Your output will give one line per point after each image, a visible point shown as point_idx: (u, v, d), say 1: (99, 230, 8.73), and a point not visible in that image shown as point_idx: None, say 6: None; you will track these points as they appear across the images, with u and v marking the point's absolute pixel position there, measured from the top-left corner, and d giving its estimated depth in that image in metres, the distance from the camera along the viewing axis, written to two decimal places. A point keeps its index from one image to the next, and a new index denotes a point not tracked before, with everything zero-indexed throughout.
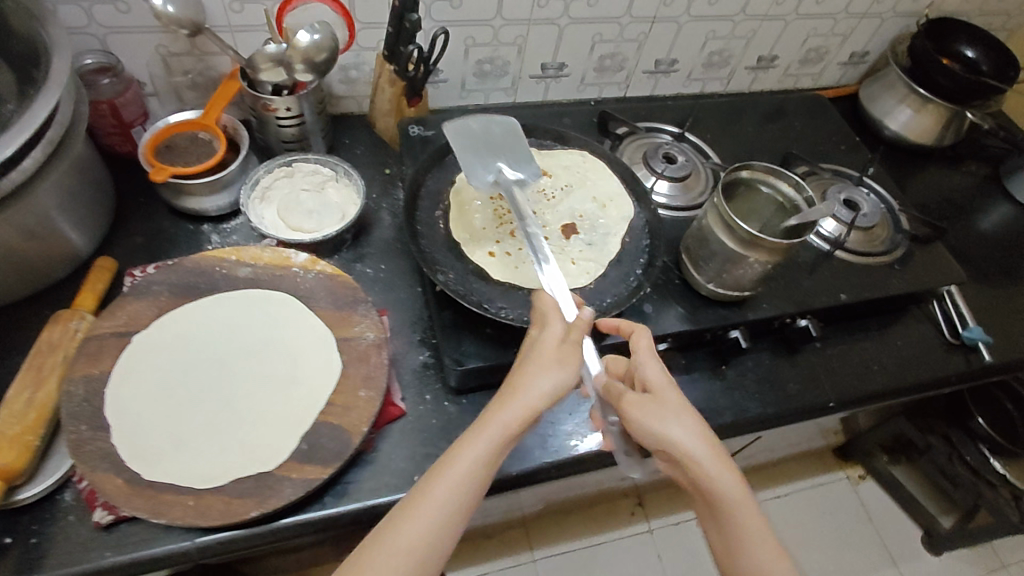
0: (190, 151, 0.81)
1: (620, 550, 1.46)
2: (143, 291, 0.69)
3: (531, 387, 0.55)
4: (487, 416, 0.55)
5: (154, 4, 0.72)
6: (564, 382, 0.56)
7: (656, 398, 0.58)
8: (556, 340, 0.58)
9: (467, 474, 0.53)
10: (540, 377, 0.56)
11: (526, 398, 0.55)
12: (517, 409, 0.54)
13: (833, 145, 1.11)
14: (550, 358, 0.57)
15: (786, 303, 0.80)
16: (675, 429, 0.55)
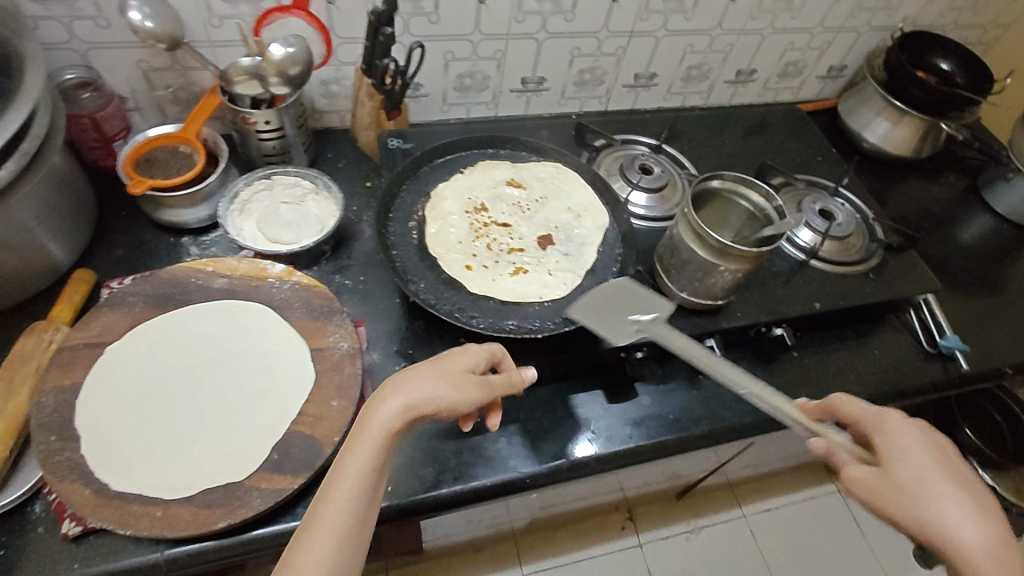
0: (170, 165, 0.82)
1: (609, 564, 1.45)
2: (118, 302, 0.70)
3: (406, 389, 0.54)
4: (368, 420, 0.52)
5: (133, 19, 0.73)
6: (455, 388, 0.56)
7: (895, 468, 0.56)
8: (452, 354, 0.59)
9: (356, 484, 0.50)
10: (429, 381, 0.55)
11: (410, 398, 0.54)
12: (401, 409, 0.53)
13: (813, 157, 1.12)
14: (442, 366, 0.57)
15: (760, 311, 0.81)
16: (930, 496, 0.54)
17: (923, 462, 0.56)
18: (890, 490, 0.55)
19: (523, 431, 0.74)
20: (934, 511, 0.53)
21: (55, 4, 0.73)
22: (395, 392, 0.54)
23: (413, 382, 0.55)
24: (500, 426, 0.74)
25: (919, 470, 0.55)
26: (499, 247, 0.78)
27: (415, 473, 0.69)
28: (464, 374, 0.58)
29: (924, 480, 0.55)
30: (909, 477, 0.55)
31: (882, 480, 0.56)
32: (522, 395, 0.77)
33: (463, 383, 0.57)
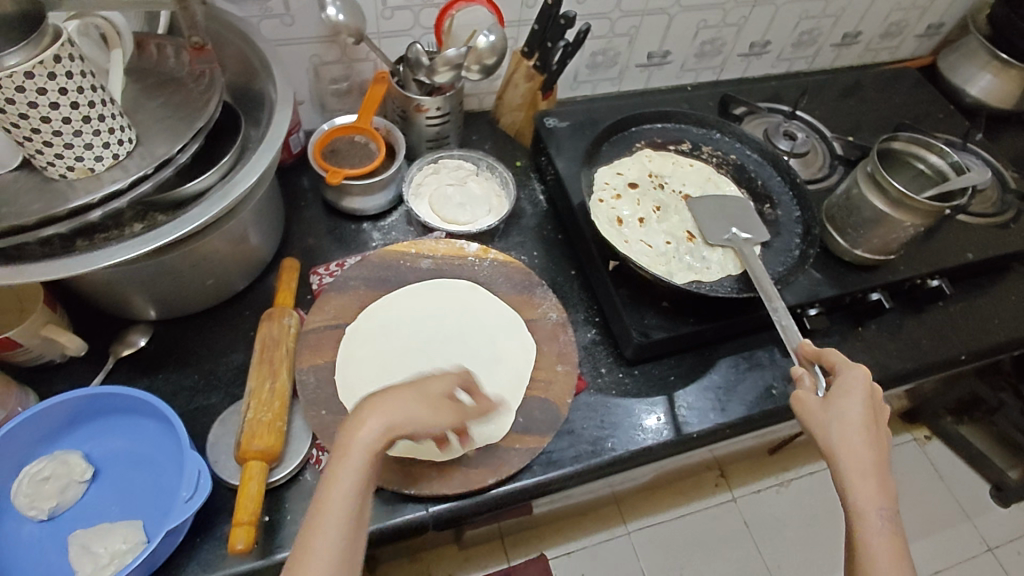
0: (352, 154, 0.86)
1: (709, 520, 1.45)
2: (342, 287, 0.75)
3: (376, 413, 0.50)
4: (344, 444, 0.49)
5: (328, 13, 0.76)
6: (423, 414, 0.51)
7: (835, 400, 0.58)
8: (412, 384, 0.54)
9: (342, 512, 0.46)
10: (400, 407, 0.51)
11: (388, 420, 0.50)
12: (375, 443, 0.49)
13: (923, 110, 1.14)
14: (420, 385, 0.53)
15: (918, 265, 0.86)
16: (849, 437, 0.55)
17: (856, 431, 0.55)
18: (821, 421, 0.57)
19: (713, 384, 0.81)
20: (845, 442, 0.55)
21: (251, 5, 0.77)
22: (367, 424, 0.50)
23: (377, 412, 0.50)
24: (692, 380, 0.81)
25: (853, 417, 0.56)
26: (649, 192, 0.80)
27: (628, 429, 0.76)
28: (437, 404, 0.52)
29: (863, 428, 0.55)
30: (841, 416, 0.56)
31: (822, 407, 0.58)
32: (705, 354, 0.83)
33: (437, 409, 0.52)
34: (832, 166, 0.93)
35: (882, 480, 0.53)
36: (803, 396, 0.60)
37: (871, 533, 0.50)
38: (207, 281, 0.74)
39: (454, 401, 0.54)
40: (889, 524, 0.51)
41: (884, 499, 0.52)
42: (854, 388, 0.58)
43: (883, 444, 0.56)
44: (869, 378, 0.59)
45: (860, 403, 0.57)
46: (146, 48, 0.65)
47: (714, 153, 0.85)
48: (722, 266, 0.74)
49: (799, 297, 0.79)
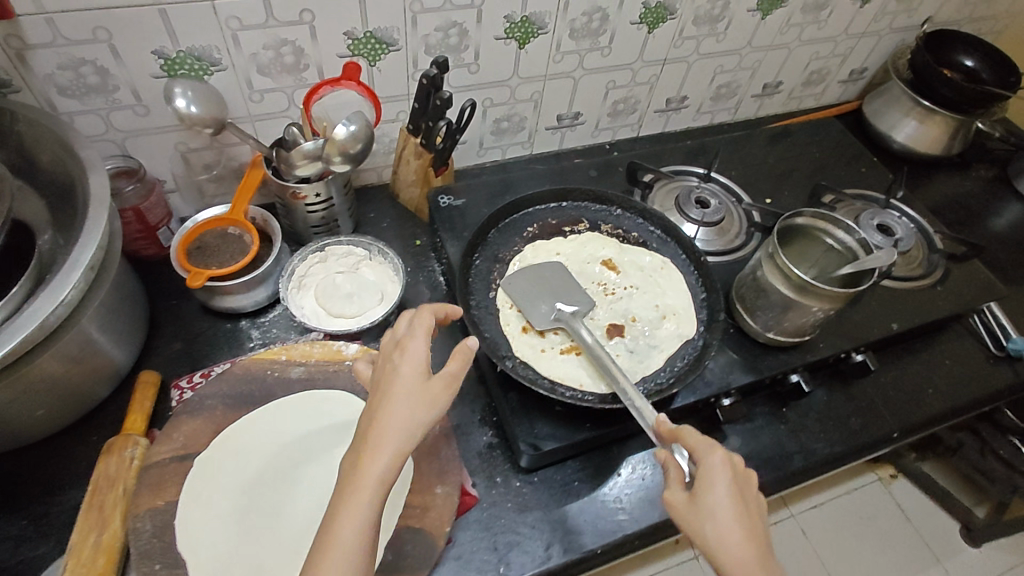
0: (221, 250, 0.78)
1: None
2: (197, 408, 0.67)
3: (387, 424, 0.46)
4: (359, 472, 0.45)
5: (178, 106, 0.70)
6: (421, 402, 0.48)
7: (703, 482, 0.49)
8: (401, 370, 0.49)
9: (356, 537, 0.43)
10: (404, 407, 0.47)
11: (402, 439, 0.46)
12: (391, 455, 0.45)
13: (849, 157, 1.08)
14: (409, 386, 0.49)
15: (840, 339, 0.79)
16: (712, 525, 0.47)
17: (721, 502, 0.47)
18: (697, 526, 0.47)
19: (622, 487, 0.73)
20: (722, 547, 0.46)
21: (93, 98, 0.70)
22: (377, 443, 0.46)
23: (394, 415, 0.47)
24: (599, 485, 0.73)
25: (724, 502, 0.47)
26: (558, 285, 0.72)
27: (523, 548, 0.67)
28: (424, 381, 0.49)
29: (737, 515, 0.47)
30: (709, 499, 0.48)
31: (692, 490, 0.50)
32: (614, 451, 0.75)
33: (431, 391, 0.49)
34: (747, 234, 0.88)
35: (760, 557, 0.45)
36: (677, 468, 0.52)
37: None
38: (37, 411, 0.65)
39: (429, 377, 0.50)
40: None
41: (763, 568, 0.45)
42: (719, 478, 0.48)
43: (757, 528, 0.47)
44: (728, 458, 0.50)
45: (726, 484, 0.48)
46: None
47: (614, 231, 0.79)
48: (646, 359, 0.68)
49: (709, 388, 0.72)
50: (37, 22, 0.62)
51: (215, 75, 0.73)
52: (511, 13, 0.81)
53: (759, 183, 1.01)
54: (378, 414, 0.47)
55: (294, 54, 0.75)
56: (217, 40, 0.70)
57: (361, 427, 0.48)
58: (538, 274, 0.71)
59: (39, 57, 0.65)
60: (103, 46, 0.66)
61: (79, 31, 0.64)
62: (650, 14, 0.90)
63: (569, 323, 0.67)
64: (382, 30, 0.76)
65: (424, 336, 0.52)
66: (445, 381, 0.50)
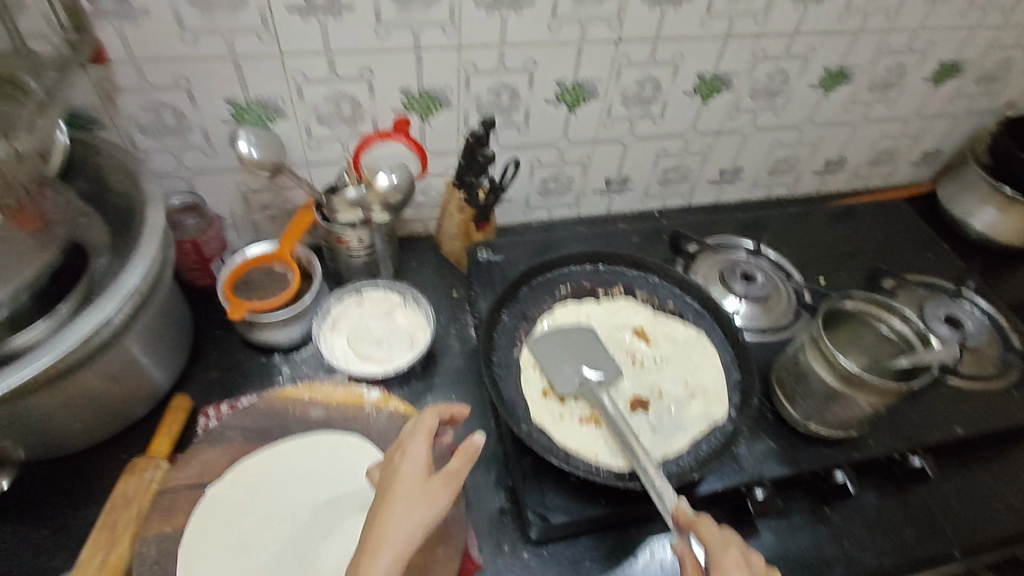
0: (267, 286, 0.82)
1: None
2: (217, 438, 0.68)
3: (388, 523, 0.50)
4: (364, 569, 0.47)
5: (240, 149, 0.75)
6: (421, 501, 0.52)
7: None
8: (403, 472, 0.54)
9: None
10: (407, 505, 0.51)
11: (402, 538, 0.49)
12: (392, 552, 0.48)
13: (917, 241, 1.02)
14: (411, 485, 0.53)
15: (894, 438, 0.72)
16: None
17: None
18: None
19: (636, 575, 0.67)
20: None
21: (169, 138, 0.77)
22: (378, 546, 0.49)
23: (396, 515, 0.51)
24: (612, 568, 0.68)
25: None
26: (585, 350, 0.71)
27: None
28: (424, 480, 0.54)
29: None
30: None
31: None
32: (632, 534, 0.70)
33: (430, 490, 0.53)
34: (795, 314, 0.84)
35: None
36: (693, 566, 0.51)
37: None
38: (74, 425, 0.68)
39: (430, 475, 0.54)
40: None
41: None
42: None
43: None
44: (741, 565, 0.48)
45: None
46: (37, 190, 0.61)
47: (649, 299, 0.76)
48: (671, 438, 0.64)
49: (739, 476, 0.66)
50: (128, 70, 0.69)
51: (279, 123, 0.79)
52: (562, 78, 0.83)
53: (815, 261, 0.96)
54: (381, 516, 0.51)
55: (353, 107, 0.79)
56: (283, 91, 0.75)
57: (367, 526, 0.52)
58: (566, 335, 0.70)
59: (127, 100, 0.72)
60: (182, 93, 0.73)
61: (163, 77, 0.71)
62: (703, 86, 0.90)
63: (590, 391, 0.66)
64: (437, 89, 0.80)
65: (427, 435, 0.57)
66: (444, 479, 0.54)
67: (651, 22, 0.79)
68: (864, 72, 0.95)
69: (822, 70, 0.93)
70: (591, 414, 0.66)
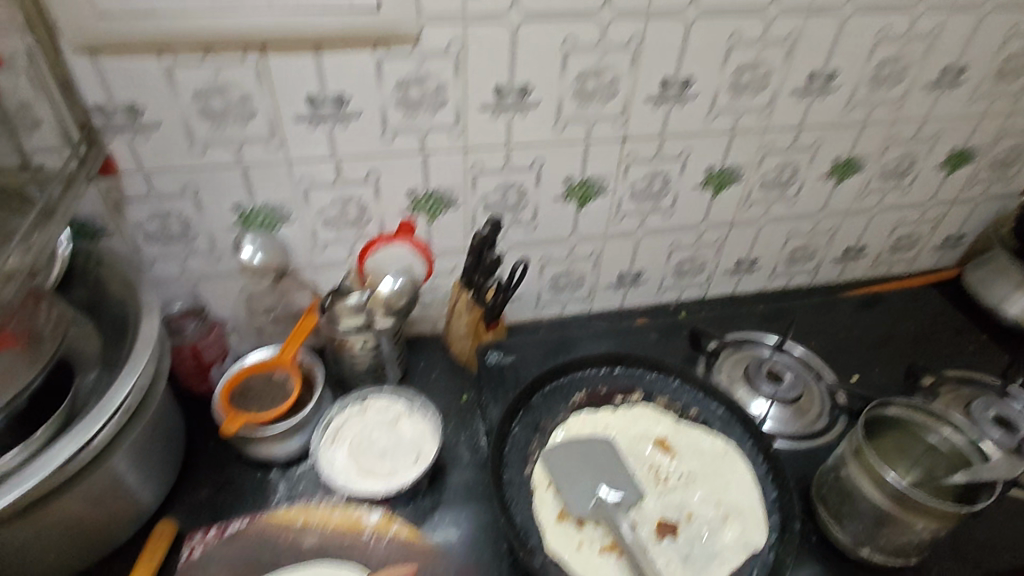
0: (265, 394, 0.78)
1: None
2: (200, 571, 0.64)
3: None
4: None
5: (244, 254, 0.74)
6: None
7: None
8: None
9: None
10: None
11: None
12: None
13: (952, 332, 0.96)
14: None
15: (962, 565, 0.64)
16: None
17: None
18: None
19: None
20: None
21: (174, 244, 0.76)
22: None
23: None
24: None
25: None
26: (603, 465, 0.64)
27: None
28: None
29: None
30: None
31: None
32: None
33: None
34: (831, 416, 0.77)
35: None
36: None
37: None
38: (45, 557, 0.62)
39: None
40: None
41: None
42: None
43: None
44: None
45: None
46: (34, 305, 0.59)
47: (670, 406, 0.70)
48: (705, 572, 0.57)
49: None
50: (136, 180, 0.69)
51: (284, 227, 0.78)
52: (570, 176, 0.83)
53: (846, 356, 0.91)
54: None
55: (358, 209, 0.78)
56: (289, 196, 0.75)
57: None
58: (580, 449, 0.64)
59: (134, 208, 0.72)
60: (188, 201, 0.72)
61: (170, 185, 0.71)
62: (713, 179, 0.89)
63: (608, 514, 0.59)
64: (443, 190, 0.79)
65: None
66: None
67: (656, 120, 0.79)
68: (876, 162, 0.94)
69: (833, 161, 0.92)
70: (612, 541, 0.59)
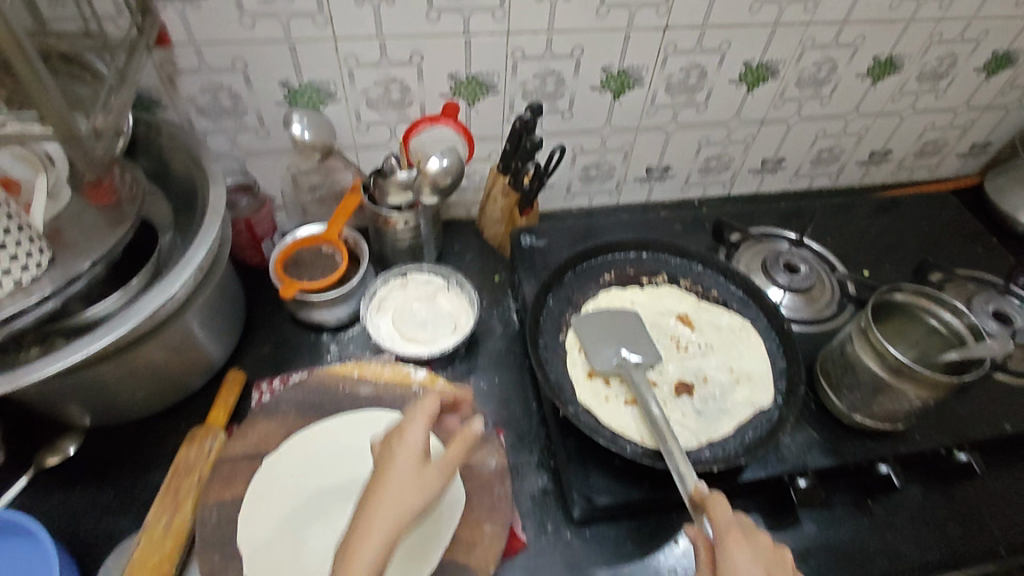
0: (315, 266, 0.84)
1: None
2: (272, 410, 0.71)
3: (378, 506, 0.49)
4: (355, 548, 0.47)
5: (294, 131, 0.76)
6: (412, 485, 0.51)
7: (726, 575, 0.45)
8: (397, 457, 0.53)
9: None
10: (399, 488, 0.50)
11: (394, 523, 0.48)
12: (385, 535, 0.47)
13: (962, 236, 1.00)
14: (402, 471, 0.51)
15: (940, 433, 0.72)
16: None
17: None
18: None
19: (674, 557, 0.68)
20: None
21: (224, 119, 0.79)
22: (366, 533, 0.47)
23: (388, 495, 0.49)
24: (652, 549, 0.69)
25: None
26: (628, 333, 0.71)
27: None
28: (420, 467, 0.52)
29: None
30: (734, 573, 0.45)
31: None
32: (673, 518, 0.71)
33: (423, 475, 0.51)
34: (841, 303, 0.84)
35: None
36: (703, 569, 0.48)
37: None
38: (138, 393, 0.71)
39: (426, 457, 0.53)
40: None
41: None
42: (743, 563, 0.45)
43: None
44: (757, 533, 0.48)
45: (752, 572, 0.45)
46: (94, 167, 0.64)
47: (693, 287, 0.77)
48: (715, 426, 0.65)
49: (782, 465, 0.67)
50: (189, 51, 0.71)
51: (330, 106, 0.80)
52: (609, 65, 0.83)
53: (859, 254, 0.96)
54: (374, 495, 0.50)
55: (401, 92, 0.80)
56: (335, 74, 0.77)
57: (362, 500, 0.51)
58: (609, 319, 0.71)
59: (187, 81, 0.74)
60: (239, 75, 0.74)
61: (222, 60, 0.72)
62: (750, 74, 0.89)
63: (628, 372, 0.66)
64: (484, 74, 0.81)
65: (425, 415, 0.56)
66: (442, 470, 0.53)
67: (700, 8, 0.79)
68: (916, 62, 0.93)
69: (872, 59, 0.91)
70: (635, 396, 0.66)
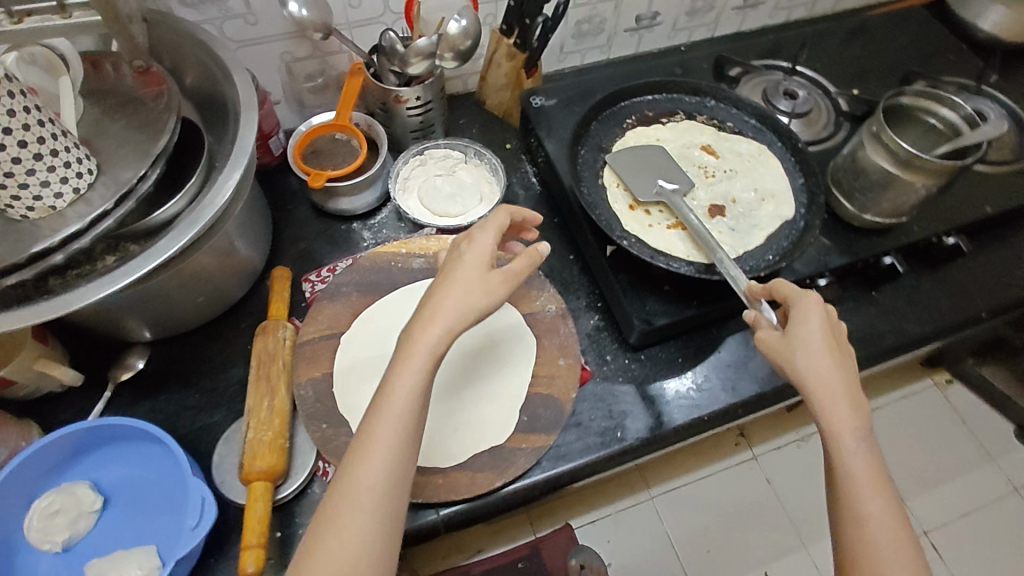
0: (334, 153, 0.82)
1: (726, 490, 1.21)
2: (335, 294, 0.74)
3: (439, 308, 0.51)
4: (414, 339, 0.50)
5: (290, 10, 0.73)
6: (475, 289, 0.52)
7: (797, 331, 0.55)
8: (464, 260, 0.54)
9: (405, 407, 0.49)
10: (463, 291, 0.52)
11: (452, 326, 0.51)
12: (445, 331, 0.51)
13: (931, 51, 1.07)
14: (466, 276, 0.53)
15: (935, 223, 0.81)
16: (818, 363, 0.53)
17: (821, 339, 0.54)
18: (789, 357, 0.54)
19: (720, 364, 0.77)
20: (816, 372, 0.53)
21: (208, 7, 0.72)
22: (431, 317, 0.51)
23: (451, 296, 0.52)
24: (701, 360, 0.77)
25: (819, 338, 0.54)
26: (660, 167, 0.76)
27: (636, 417, 0.73)
28: (486, 272, 0.54)
29: (834, 360, 0.53)
30: (805, 325, 0.55)
31: (783, 341, 0.55)
32: (713, 332, 0.79)
33: (487, 281, 0.53)
34: (836, 123, 0.89)
35: (855, 399, 0.52)
36: (766, 334, 0.57)
37: (847, 444, 0.50)
38: (197, 299, 0.72)
39: (490, 264, 0.54)
40: (860, 404, 0.52)
41: (858, 398, 0.53)
42: (814, 316, 0.55)
43: (851, 366, 0.54)
44: (822, 302, 0.56)
45: (820, 325, 0.55)
46: (102, 68, 0.64)
47: (709, 121, 0.81)
48: (751, 238, 0.71)
49: (805, 272, 0.75)
50: None
51: None
52: None
53: (842, 78, 1.01)
54: (438, 293, 0.52)
55: None
56: None
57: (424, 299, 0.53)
58: (642, 155, 0.75)
59: None
60: None
61: None
62: None
63: (668, 198, 0.72)
64: None
65: (496, 227, 0.57)
66: (500, 280, 0.53)
67: None
68: None
69: None
70: (676, 221, 0.73)
